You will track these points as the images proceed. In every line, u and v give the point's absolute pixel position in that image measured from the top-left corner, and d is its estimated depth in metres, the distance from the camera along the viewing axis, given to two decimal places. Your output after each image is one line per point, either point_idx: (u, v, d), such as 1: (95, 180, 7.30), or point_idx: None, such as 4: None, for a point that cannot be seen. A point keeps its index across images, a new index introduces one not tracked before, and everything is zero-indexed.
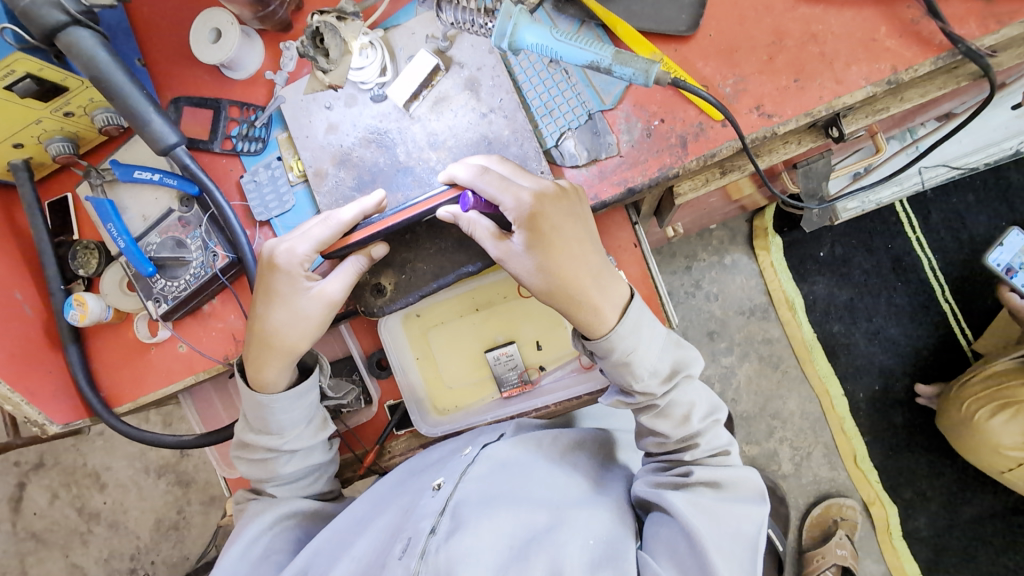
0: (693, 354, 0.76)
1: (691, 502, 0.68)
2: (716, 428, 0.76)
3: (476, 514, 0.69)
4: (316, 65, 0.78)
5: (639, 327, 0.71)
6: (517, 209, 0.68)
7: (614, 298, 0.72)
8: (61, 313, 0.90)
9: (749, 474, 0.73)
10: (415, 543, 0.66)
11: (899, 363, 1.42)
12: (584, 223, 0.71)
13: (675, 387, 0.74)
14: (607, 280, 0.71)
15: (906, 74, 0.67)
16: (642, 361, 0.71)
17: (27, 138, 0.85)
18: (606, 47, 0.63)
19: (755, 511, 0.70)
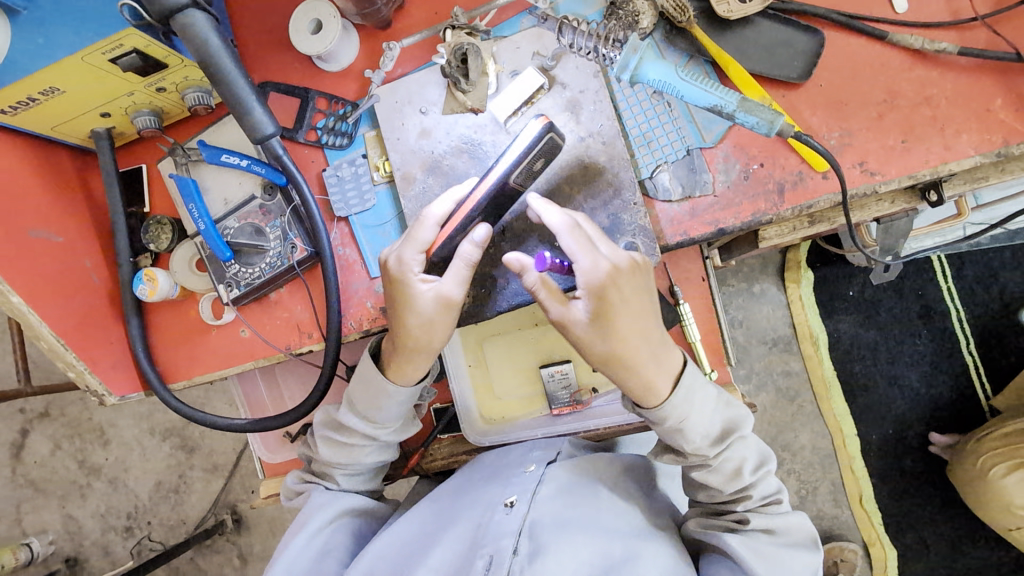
0: (740, 408, 0.75)
1: (751, 550, 0.69)
2: (766, 479, 0.74)
3: (554, 537, 0.71)
4: (455, 86, 0.78)
5: (692, 395, 0.70)
6: (588, 277, 0.66)
7: (667, 369, 0.70)
8: (128, 286, 0.90)
9: (801, 520, 0.74)
10: (498, 563, 0.68)
11: (916, 412, 1.40)
12: (647, 296, 0.70)
13: (727, 447, 0.72)
14: (661, 355, 0.69)
15: (1017, 148, 0.67)
16: (694, 428, 0.71)
17: (116, 109, 0.85)
18: (731, 94, 0.64)
19: (809, 558, 0.72)
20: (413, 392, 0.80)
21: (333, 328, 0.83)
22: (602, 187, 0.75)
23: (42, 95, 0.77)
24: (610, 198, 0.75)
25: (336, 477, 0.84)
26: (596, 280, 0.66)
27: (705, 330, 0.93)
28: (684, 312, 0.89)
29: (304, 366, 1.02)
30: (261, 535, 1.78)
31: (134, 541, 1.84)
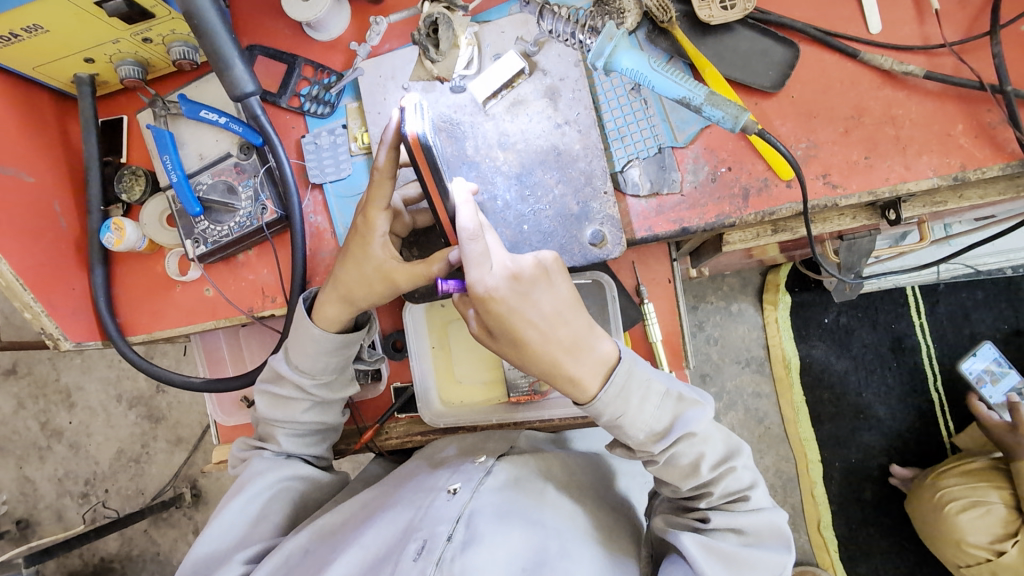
0: (698, 403, 0.71)
1: (704, 547, 0.68)
2: (731, 475, 0.72)
3: (491, 528, 0.70)
4: (424, 54, 0.80)
5: (626, 391, 0.68)
6: (474, 292, 0.64)
7: (595, 363, 0.68)
8: (95, 234, 0.89)
9: (773, 518, 0.71)
10: (431, 547, 0.67)
11: (880, 442, 1.42)
12: (554, 296, 0.68)
13: (676, 443, 0.70)
14: (583, 350, 0.68)
15: (973, 174, 0.69)
16: (633, 426, 0.69)
17: (100, 56, 0.85)
18: (700, 87, 0.66)
19: (776, 562, 0.69)
20: (343, 341, 0.82)
21: (295, 293, 0.84)
22: (574, 176, 0.76)
23: (25, 33, 0.77)
24: (580, 186, 0.76)
25: (276, 437, 0.85)
26: (484, 296, 0.64)
27: (669, 332, 0.94)
28: (647, 311, 0.91)
29: (269, 333, 1.01)
30: None
31: (89, 508, 1.81)
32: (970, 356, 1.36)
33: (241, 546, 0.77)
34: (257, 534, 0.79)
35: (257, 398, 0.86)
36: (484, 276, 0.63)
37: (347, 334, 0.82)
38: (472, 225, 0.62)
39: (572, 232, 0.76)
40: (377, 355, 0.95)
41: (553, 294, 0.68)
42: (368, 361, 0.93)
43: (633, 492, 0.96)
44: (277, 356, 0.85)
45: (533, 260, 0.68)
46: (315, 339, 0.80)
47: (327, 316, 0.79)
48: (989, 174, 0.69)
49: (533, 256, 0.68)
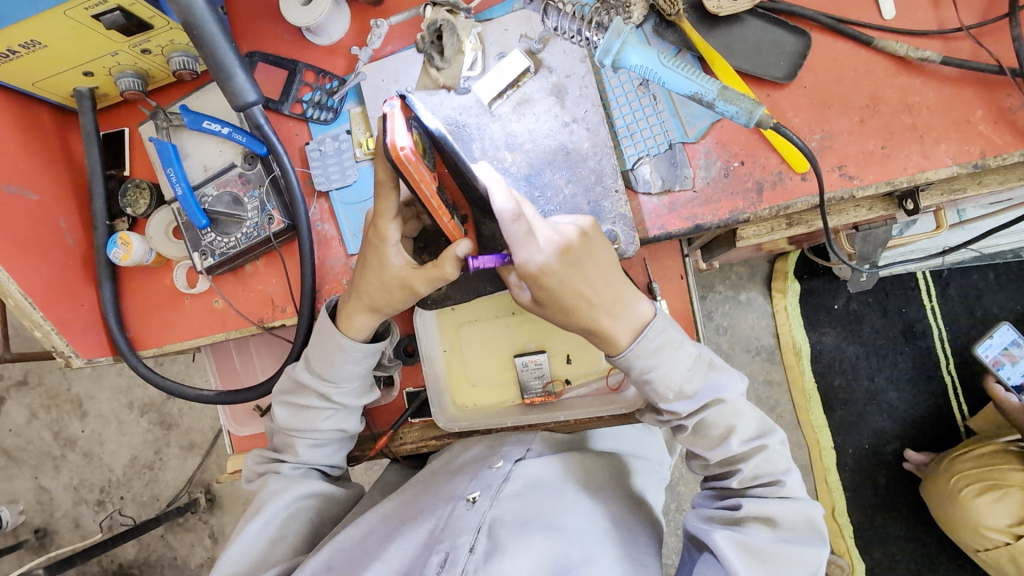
0: (727, 369, 0.71)
1: (739, 546, 0.66)
2: (763, 453, 0.71)
3: (513, 537, 0.70)
4: (430, 62, 0.77)
5: (661, 349, 0.69)
6: (524, 269, 0.63)
7: (631, 321, 0.70)
8: (102, 248, 0.89)
9: (808, 509, 0.69)
10: (454, 560, 0.67)
11: (894, 428, 1.41)
12: (599, 263, 0.68)
13: (706, 410, 0.70)
14: (622, 310, 0.69)
15: (994, 160, 0.68)
16: (662, 386, 0.69)
17: (99, 69, 0.84)
18: (712, 82, 0.64)
19: (811, 557, 0.66)
20: (366, 351, 0.81)
21: (305, 303, 0.84)
22: (583, 175, 0.75)
23: (23, 49, 0.76)
24: (591, 186, 0.75)
25: (295, 448, 0.84)
26: (534, 271, 0.64)
27: (681, 328, 0.93)
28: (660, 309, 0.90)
29: (279, 342, 1.01)
30: (233, 516, 1.76)
31: (105, 515, 1.82)
32: (984, 340, 1.31)
33: (261, 567, 0.77)
34: (275, 555, 0.78)
35: (275, 408, 0.86)
36: (534, 253, 0.63)
37: (372, 343, 0.82)
38: (512, 208, 0.59)
39: None
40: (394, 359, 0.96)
41: (600, 262, 0.68)
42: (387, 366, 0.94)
43: (650, 490, 0.95)
44: (297, 365, 0.84)
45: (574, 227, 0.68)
46: (338, 344, 0.79)
47: (354, 323, 0.79)
48: (1011, 161, 0.67)
49: (578, 224, 0.68)
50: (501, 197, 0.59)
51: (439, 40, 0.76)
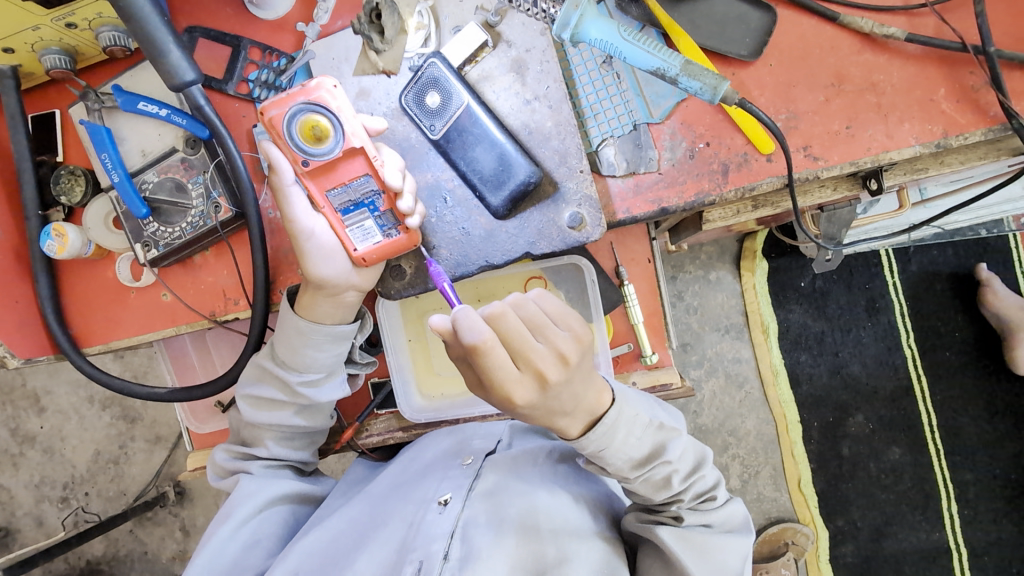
0: (677, 431, 0.69)
1: (681, 537, 0.69)
2: (700, 481, 0.71)
3: (487, 541, 0.70)
4: (369, 44, 0.74)
5: (613, 428, 0.63)
6: (494, 391, 0.55)
7: (585, 414, 0.61)
8: (34, 241, 0.83)
9: (735, 508, 0.74)
10: (428, 569, 0.66)
11: (857, 400, 1.44)
12: (578, 383, 0.58)
13: (652, 468, 0.67)
14: (582, 407, 0.61)
15: (955, 140, 0.67)
16: (613, 456, 0.65)
17: (20, 45, 0.77)
18: (675, 56, 0.62)
19: (741, 544, 0.72)
20: (328, 335, 0.78)
21: (259, 294, 0.79)
22: (547, 155, 0.72)
23: None
24: (555, 167, 0.72)
25: (265, 441, 0.83)
26: (504, 396, 0.55)
27: (650, 311, 0.93)
28: (628, 293, 0.88)
29: (236, 334, 0.98)
30: (204, 508, 1.72)
31: (69, 512, 1.76)
32: None
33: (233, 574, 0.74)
34: (249, 561, 0.76)
35: (239, 401, 0.83)
36: (506, 383, 0.54)
37: (340, 328, 0.79)
38: (485, 340, 0.52)
39: (549, 216, 0.73)
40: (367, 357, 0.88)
41: (578, 387, 0.58)
42: (360, 363, 0.88)
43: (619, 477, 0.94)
44: (260, 352, 0.81)
45: (570, 338, 0.57)
46: (301, 332, 0.77)
47: (312, 307, 0.77)
48: (971, 140, 0.67)
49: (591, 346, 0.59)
50: (475, 325, 0.53)
51: (378, 20, 0.73)
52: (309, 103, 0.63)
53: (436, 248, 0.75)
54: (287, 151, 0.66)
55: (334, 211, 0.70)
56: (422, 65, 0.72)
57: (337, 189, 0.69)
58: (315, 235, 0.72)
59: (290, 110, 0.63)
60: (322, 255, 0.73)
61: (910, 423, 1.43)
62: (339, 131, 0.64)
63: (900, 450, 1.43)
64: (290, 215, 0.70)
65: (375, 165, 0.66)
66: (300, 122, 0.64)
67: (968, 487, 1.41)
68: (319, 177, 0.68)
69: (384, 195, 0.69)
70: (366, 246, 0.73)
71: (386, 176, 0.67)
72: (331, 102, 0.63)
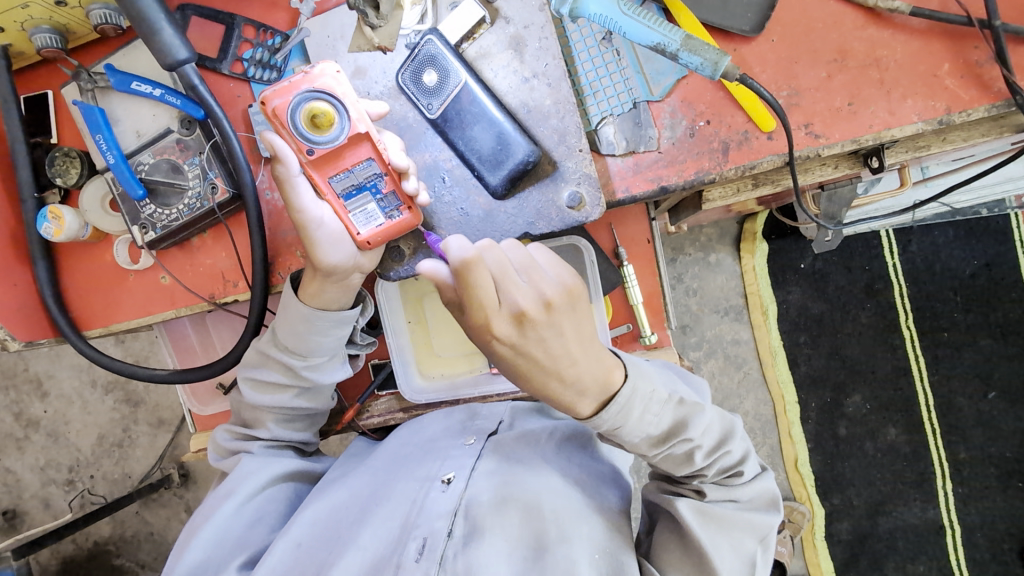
0: (698, 406, 0.67)
1: (699, 511, 0.70)
2: (725, 457, 0.70)
3: (489, 520, 0.71)
4: (363, 19, 0.73)
5: (628, 408, 0.62)
6: (473, 316, 0.56)
7: (595, 392, 0.60)
8: (31, 224, 0.82)
9: (764, 484, 0.74)
10: (432, 546, 0.67)
11: (856, 381, 1.45)
12: (575, 334, 0.58)
13: (671, 446, 0.66)
14: (588, 382, 0.60)
15: (958, 116, 0.67)
16: (630, 433, 0.64)
17: (10, 24, 0.76)
18: (676, 31, 0.61)
19: (764, 522, 0.72)
20: (331, 321, 0.78)
21: (257, 276, 0.79)
22: (546, 134, 0.72)
23: None
24: (554, 146, 0.71)
25: (265, 423, 0.84)
26: (483, 324, 0.56)
27: (649, 292, 0.94)
28: (627, 273, 0.89)
29: (237, 317, 0.98)
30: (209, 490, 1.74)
31: (76, 495, 1.78)
32: None
33: (237, 550, 0.75)
34: (253, 538, 0.76)
35: (242, 386, 0.83)
36: (485, 309, 0.55)
37: (342, 312, 0.78)
38: (471, 261, 0.53)
39: (549, 196, 0.72)
40: (368, 338, 0.89)
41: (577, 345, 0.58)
42: (361, 344, 0.88)
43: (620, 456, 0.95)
44: (263, 338, 0.81)
45: (558, 286, 0.58)
46: (305, 318, 0.76)
47: (317, 294, 0.76)
48: (974, 117, 0.66)
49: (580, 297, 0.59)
50: (463, 246, 0.54)
51: None
52: (313, 91, 0.63)
53: (436, 228, 0.75)
54: (292, 140, 0.65)
55: (338, 197, 0.70)
56: (419, 42, 0.71)
57: (340, 175, 0.69)
58: (323, 223, 0.70)
59: (295, 99, 0.64)
60: (331, 242, 0.71)
61: (907, 403, 1.44)
62: (344, 117, 0.65)
63: (897, 430, 1.45)
64: (296, 206, 0.68)
65: (379, 149, 0.67)
66: (305, 111, 0.64)
67: (964, 466, 1.43)
68: (323, 166, 0.68)
69: (386, 176, 0.69)
70: (370, 229, 0.72)
71: (391, 156, 0.67)
72: (336, 88, 0.64)
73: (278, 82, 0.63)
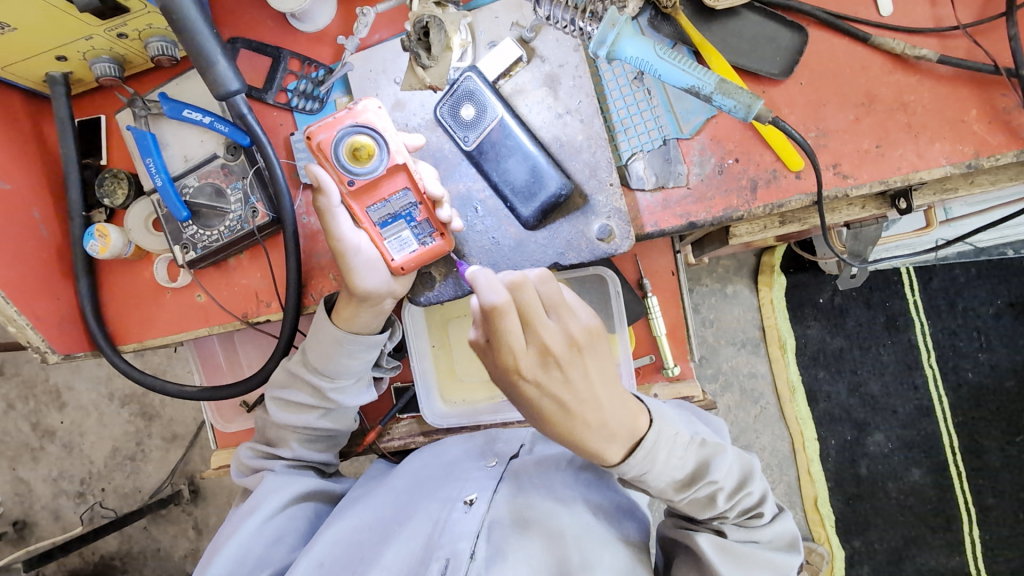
0: (721, 448, 0.67)
1: (720, 547, 0.69)
2: (747, 498, 0.69)
3: (511, 543, 0.70)
4: (416, 61, 0.77)
5: (654, 452, 0.62)
6: (501, 356, 0.56)
7: (624, 438, 0.60)
8: (77, 241, 0.86)
9: (784, 524, 0.73)
10: (455, 567, 0.67)
11: (876, 419, 1.43)
12: (603, 375, 0.59)
13: (697, 489, 0.66)
14: (616, 429, 0.60)
15: (987, 161, 0.68)
16: (656, 480, 0.64)
17: (73, 53, 0.80)
18: (710, 75, 0.64)
19: (784, 562, 0.72)
20: (364, 345, 0.80)
21: (291, 297, 0.81)
22: (577, 168, 0.74)
23: None
24: (585, 180, 0.73)
25: (289, 442, 0.85)
26: (510, 364, 0.57)
27: (671, 323, 0.94)
28: (651, 305, 0.90)
29: (265, 337, 1.00)
30: (218, 507, 1.74)
31: (86, 507, 1.78)
32: None
33: (258, 567, 0.75)
34: (274, 556, 0.77)
35: (269, 405, 0.85)
36: (514, 352, 0.56)
37: (374, 337, 0.80)
38: (501, 303, 0.54)
39: (579, 228, 0.74)
40: (393, 362, 0.90)
41: (603, 389, 0.58)
42: (386, 368, 0.90)
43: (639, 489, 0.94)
44: (293, 359, 0.83)
45: (586, 327, 0.58)
46: (337, 340, 0.78)
47: (354, 319, 0.78)
48: (1003, 162, 0.67)
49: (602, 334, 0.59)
50: (494, 287, 0.54)
51: (426, 38, 0.76)
52: (355, 126, 0.67)
53: (466, 257, 0.77)
54: (334, 172, 0.68)
55: (375, 225, 0.73)
56: (458, 78, 0.74)
57: (377, 205, 0.71)
58: (361, 250, 0.72)
59: (338, 134, 0.67)
60: (367, 269, 0.72)
61: (930, 444, 1.41)
62: (383, 149, 0.68)
63: (920, 471, 1.41)
64: (336, 234, 0.69)
65: (414, 178, 0.70)
66: (348, 145, 0.67)
67: (990, 511, 1.39)
68: (361, 196, 0.71)
69: (421, 205, 0.72)
70: (404, 256, 0.74)
71: (426, 186, 0.70)
72: (376, 123, 0.67)
73: (325, 120, 0.67)
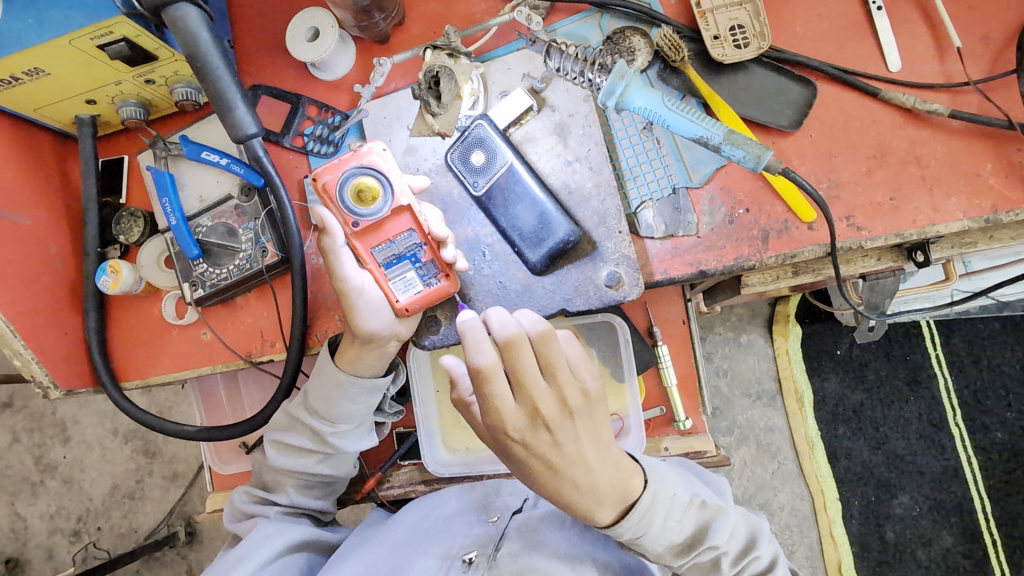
0: (722, 510, 0.64)
1: None
2: (755, 563, 0.65)
3: None
4: (426, 108, 0.79)
5: (650, 515, 0.59)
6: (490, 419, 0.55)
7: (613, 500, 0.58)
8: (90, 277, 0.87)
9: None
10: None
11: (901, 479, 1.35)
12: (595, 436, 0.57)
13: (698, 555, 0.63)
14: (606, 490, 0.57)
15: (1006, 216, 0.66)
16: (653, 543, 0.61)
17: (102, 97, 0.83)
18: (719, 126, 0.64)
19: None
20: (365, 389, 0.78)
21: (295, 337, 0.81)
22: (586, 215, 0.74)
23: (26, 76, 0.75)
24: (593, 226, 0.73)
25: (285, 488, 0.82)
26: (500, 427, 0.55)
27: (682, 373, 0.92)
28: (661, 353, 0.88)
29: (268, 377, 0.99)
30: (212, 552, 1.69)
31: (80, 547, 1.74)
32: None
33: None
34: None
35: (267, 449, 0.82)
36: (504, 415, 0.54)
37: (375, 381, 0.79)
38: (487, 366, 0.53)
39: (586, 274, 0.73)
40: (395, 407, 0.88)
41: (594, 453, 0.56)
42: (388, 412, 0.88)
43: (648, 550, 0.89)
44: (294, 401, 0.81)
45: (580, 388, 0.56)
46: (338, 384, 0.77)
47: (356, 361, 0.77)
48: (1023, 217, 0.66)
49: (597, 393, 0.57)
50: (481, 349, 0.53)
51: (436, 87, 0.78)
52: (361, 167, 0.67)
53: (471, 300, 0.76)
54: (339, 213, 0.69)
55: (379, 266, 0.72)
56: (469, 125, 0.75)
57: (382, 245, 0.71)
58: (364, 291, 0.71)
59: (343, 176, 0.68)
60: (370, 310, 0.72)
61: (961, 508, 1.33)
62: (388, 190, 0.68)
63: (951, 538, 1.33)
64: (340, 274, 0.69)
65: (418, 220, 0.70)
66: (353, 187, 0.68)
67: None
68: (366, 237, 0.71)
69: (426, 246, 0.71)
70: (408, 297, 0.73)
71: (431, 228, 0.70)
72: (381, 165, 0.68)
73: (331, 163, 0.68)
